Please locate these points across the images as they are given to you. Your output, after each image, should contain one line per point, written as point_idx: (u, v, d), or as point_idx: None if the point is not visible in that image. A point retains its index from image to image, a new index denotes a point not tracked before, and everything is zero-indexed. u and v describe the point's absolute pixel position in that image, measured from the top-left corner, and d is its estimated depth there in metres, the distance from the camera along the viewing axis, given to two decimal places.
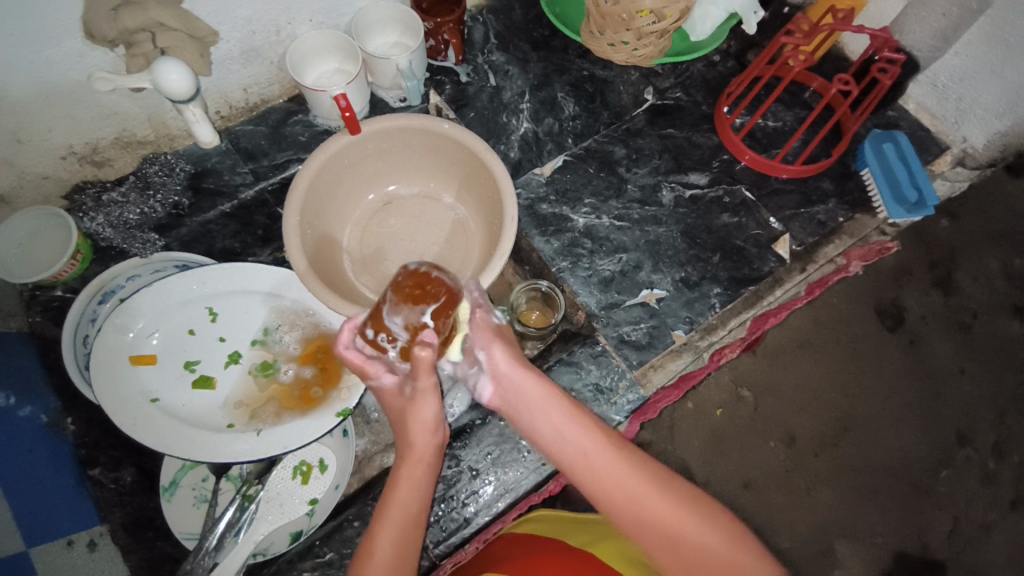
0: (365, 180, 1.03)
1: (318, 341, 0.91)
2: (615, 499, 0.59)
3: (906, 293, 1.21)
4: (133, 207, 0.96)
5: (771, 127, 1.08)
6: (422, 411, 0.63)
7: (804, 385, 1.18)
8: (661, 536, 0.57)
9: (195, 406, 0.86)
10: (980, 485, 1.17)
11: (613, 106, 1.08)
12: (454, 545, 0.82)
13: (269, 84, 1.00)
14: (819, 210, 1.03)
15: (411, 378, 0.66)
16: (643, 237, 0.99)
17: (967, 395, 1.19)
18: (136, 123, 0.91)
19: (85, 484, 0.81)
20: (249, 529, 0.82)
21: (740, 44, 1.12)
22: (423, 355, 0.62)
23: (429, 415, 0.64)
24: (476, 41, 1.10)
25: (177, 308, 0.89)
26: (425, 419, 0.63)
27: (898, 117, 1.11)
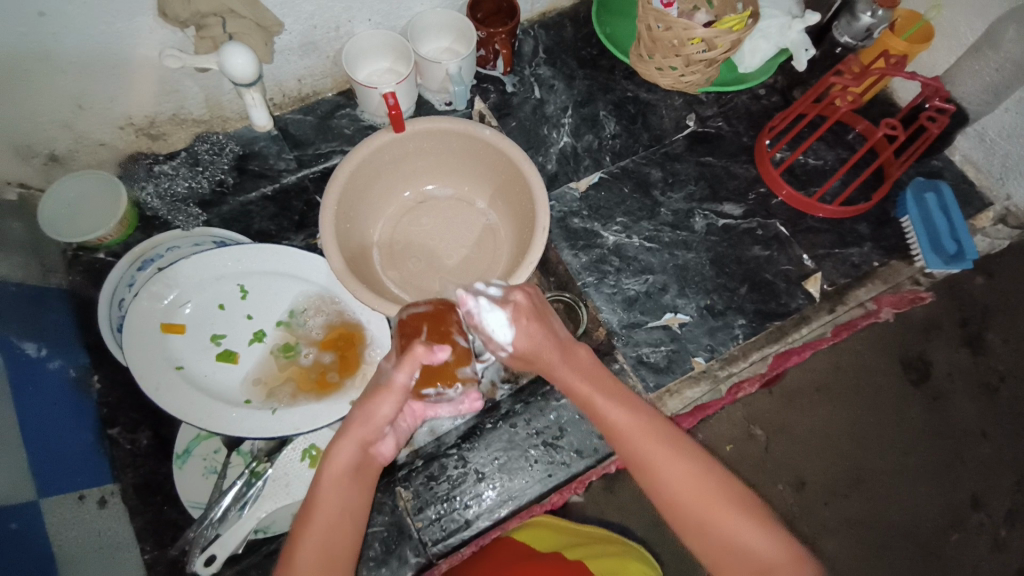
0: (403, 177, 1.06)
1: (340, 329, 0.92)
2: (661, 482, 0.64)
3: (934, 347, 1.18)
4: (181, 181, 0.99)
5: (811, 165, 1.07)
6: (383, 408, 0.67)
7: (819, 428, 1.16)
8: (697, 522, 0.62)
9: (216, 378, 0.88)
10: (992, 553, 1.12)
11: (653, 129, 1.08)
12: (452, 547, 0.81)
13: (322, 77, 1.04)
14: (853, 252, 1.02)
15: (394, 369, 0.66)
16: (672, 261, 0.99)
17: (990, 460, 1.15)
18: (193, 102, 0.95)
19: (103, 442, 0.83)
20: (253, 505, 0.84)
21: (787, 80, 1.12)
22: (416, 350, 0.64)
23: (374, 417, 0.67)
24: (525, 54, 1.12)
25: (211, 283, 0.91)
26: (382, 416, 0.67)
27: (942, 167, 1.09)
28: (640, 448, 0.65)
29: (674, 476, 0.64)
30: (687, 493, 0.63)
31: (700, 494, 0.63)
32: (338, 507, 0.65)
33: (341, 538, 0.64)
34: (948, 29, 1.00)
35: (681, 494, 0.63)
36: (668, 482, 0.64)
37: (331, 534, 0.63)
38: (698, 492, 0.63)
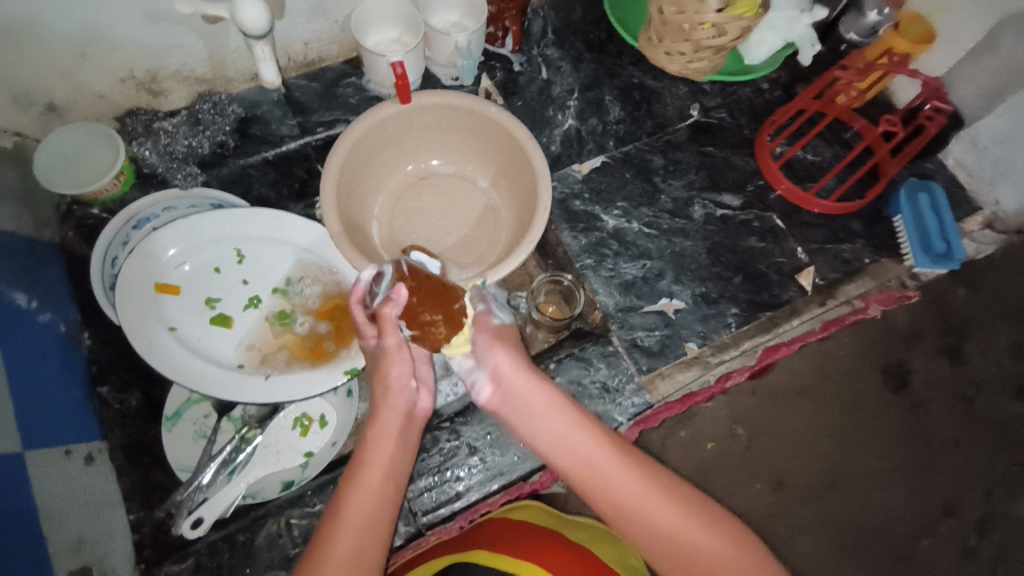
0: (405, 151, 1.06)
1: (337, 299, 0.92)
2: (626, 511, 0.66)
3: (913, 355, 1.22)
4: (181, 139, 0.98)
5: (810, 160, 1.09)
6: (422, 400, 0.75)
7: (801, 430, 1.19)
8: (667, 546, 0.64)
9: (210, 341, 0.87)
10: (961, 560, 1.17)
11: (658, 117, 1.09)
12: (442, 517, 0.82)
13: (329, 43, 1.02)
14: (845, 249, 1.04)
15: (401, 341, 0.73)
16: (669, 248, 1.00)
17: (961, 465, 1.20)
18: (195, 59, 0.93)
19: (92, 400, 0.84)
20: (242, 472, 0.84)
21: (791, 75, 1.13)
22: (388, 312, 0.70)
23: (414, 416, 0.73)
24: (534, 33, 1.12)
25: (207, 245, 0.90)
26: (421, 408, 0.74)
27: (934, 171, 1.12)
28: (612, 486, 0.67)
29: (615, 490, 0.67)
30: (631, 505, 0.66)
31: (643, 503, 0.66)
32: (377, 498, 0.66)
33: (376, 529, 0.64)
34: (948, 33, 1.01)
35: (627, 513, 0.66)
36: (612, 497, 0.67)
37: (366, 528, 0.64)
38: (642, 504, 0.66)
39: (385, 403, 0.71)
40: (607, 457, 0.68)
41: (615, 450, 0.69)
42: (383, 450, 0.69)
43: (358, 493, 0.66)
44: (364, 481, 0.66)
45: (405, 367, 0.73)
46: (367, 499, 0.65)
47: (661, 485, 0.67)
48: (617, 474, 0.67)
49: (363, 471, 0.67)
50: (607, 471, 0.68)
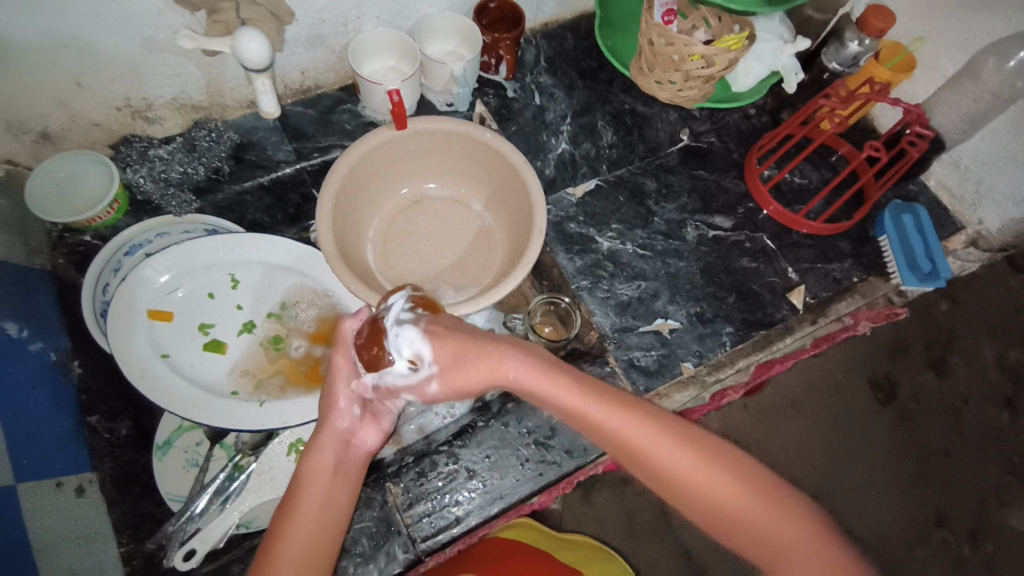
0: (400, 175, 1.07)
1: (333, 323, 0.92)
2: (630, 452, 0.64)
3: (900, 367, 1.23)
4: (177, 166, 0.98)
5: (797, 183, 1.12)
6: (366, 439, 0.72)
7: (792, 445, 1.20)
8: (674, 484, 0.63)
9: (203, 367, 0.86)
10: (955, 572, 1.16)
11: (649, 141, 1.12)
12: (441, 543, 0.80)
13: (326, 71, 1.04)
14: (835, 268, 1.06)
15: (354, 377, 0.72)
16: (664, 269, 1.01)
17: (953, 477, 1.20)
18: (193, 87, 0.94)
19: (82, 429, 0.80)
20: (236, 500, 0.81)
21: (776, 101, 1.17)
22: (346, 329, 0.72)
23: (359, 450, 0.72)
24: (527, 61, 1.15)
25: (202, 271, 0.90)
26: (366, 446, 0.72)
27: (918, 192, 1.15)
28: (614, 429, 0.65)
29: (639, 446, 0.64)
30: (658, 459, 0.63)
31: (670, 458, 0.63)
32: (320, 517, 0.66)
33: (320, 545, 0.64)
34: (929, 61, 1.06)
35: (633, 453, 0.64)
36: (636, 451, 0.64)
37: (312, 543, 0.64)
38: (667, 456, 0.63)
39: (326, 427, 0.70)
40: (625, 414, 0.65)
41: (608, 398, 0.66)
42: (319, 484, 0.67)
43: (290, 525, 0.65)
44: (297, 514, 0.65)
45: (346, 385, 0.71)
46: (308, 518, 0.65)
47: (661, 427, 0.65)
48: (637, 429, 0.64)
49: (298, 505, 0.66)
50: (627, 427, 0.64)
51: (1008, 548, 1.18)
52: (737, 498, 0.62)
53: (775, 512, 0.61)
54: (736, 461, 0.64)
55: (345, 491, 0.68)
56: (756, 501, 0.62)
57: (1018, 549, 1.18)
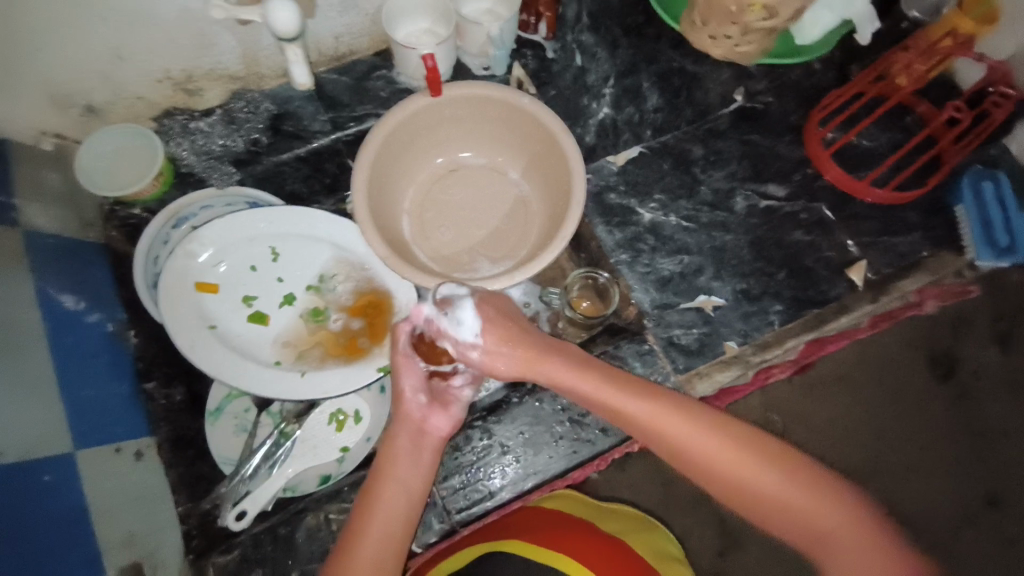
0: (435, 144, 1.04)
1: (370, 296, 0.93)
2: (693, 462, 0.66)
3: (963, 341, 1.15)
4: (216, 139, 0.99)
5: (863, 147, 1.02)
6: (437, 424, 0.73)
7: (836, 420, 1.14)
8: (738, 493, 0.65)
9: (248, 338, 0.89)
10: (1002, 551, 1.09)
11: (698, 103, 1.04)
12: (476, 515, 0.82)
13: (359, 35, 1.01)
14: (900, 242, 0.97)
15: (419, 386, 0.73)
16: (709, 243, 0.96)
17: (1013, 457, 1.12)
18: (229, 57, 0.93)
19: (139, 395, 0.86)
20: (282, 464, 0.85)
21: (845, 55, 1.06)
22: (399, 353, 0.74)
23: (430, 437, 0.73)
24: (568, 19, 1.07)
25: (244, 243, 0.92)
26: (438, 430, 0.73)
27: (999, 157, 1.04)
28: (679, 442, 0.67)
29: (672, 440, 0.67)
30: (693, 450, 0.66)
31: (733, 464, 0.65)
32: (394, 516, 0.68)
33: (394, 541, 0.67)
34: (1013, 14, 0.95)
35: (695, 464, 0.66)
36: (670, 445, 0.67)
37: (383, 540, 0.67)
38: (702, 447, 0.66)
39: (399, 418, 0.73)
40: (657, 408, 0.68)
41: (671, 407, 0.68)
42: (393, 479, 0.69)
43: (375, 509, 0.68)
44: (379, 497, 0.68)
45: (415, 377, 0.73)
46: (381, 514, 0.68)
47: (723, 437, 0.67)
48: (670, 424, 0.67)
49: (372, 504, 0.68)
50: (660, 420, 0.68)
51: None
52: (772, 484, 0.64)
53: (813, 498, 0.63)
54: (770, 449, 0.66)
55: (419, 477, 0.70)
56: (791, 486, 0.64)
57: None
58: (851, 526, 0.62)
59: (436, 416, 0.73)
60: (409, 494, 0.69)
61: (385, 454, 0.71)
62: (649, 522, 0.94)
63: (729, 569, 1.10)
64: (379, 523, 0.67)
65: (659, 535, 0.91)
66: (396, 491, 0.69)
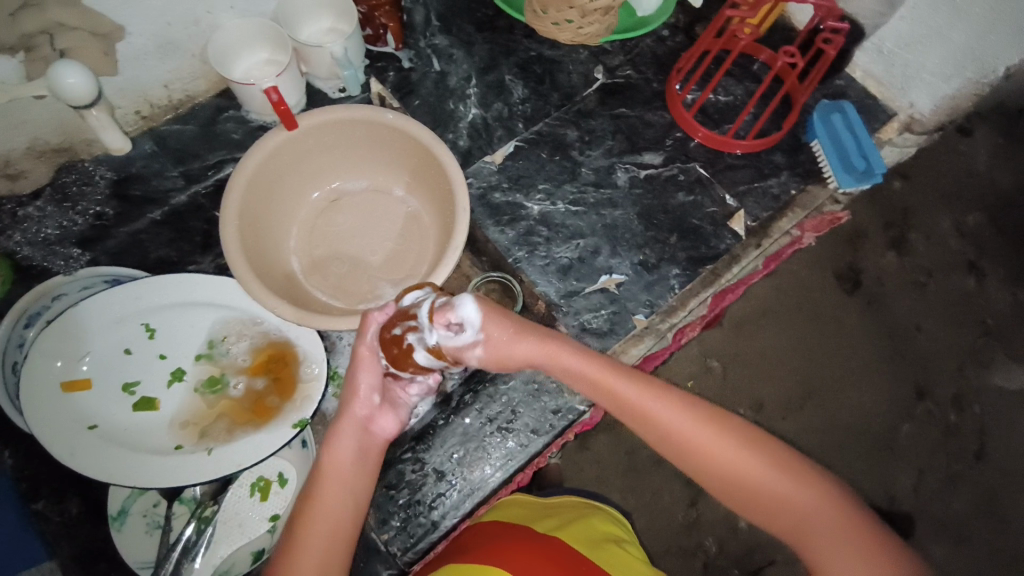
0: (308, 176, 0.99)
1: (268, 351, 0.87)
2: (670, 440, 0.68)
3: (863, 253, 1.24)
4: (50, 222, 0.89)
5: (722, 102, 1.06)
6: (385, 425, 0.73)
7: (770, 350, 1.21)
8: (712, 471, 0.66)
9: (139, 429, 0.81)
10: (946, 440, 1.19)
11: (563, 87, 1.05)
12: (423, 551, 0.80)
13: (192, 79, 0.94)
14: (772, 184, 1.02)
15: (375, 388, 0.72)
16: (600, 222, 0.97)
17: (926, 350, 1.22)
18: (46, 129, 0.84)
19: (30, 519, 0.79)
20: (208, 551, 0.80)
21: (688, 17, 1.10)
22: (362, 348, 0.73)
23: (376, 437, 0.72)
24: (417, 24, 1.05)
25: (110, 327, 0.83)
26: (385, 432, 0.73)
27: (846, 86, 1.11)
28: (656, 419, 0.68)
29: (671, 430, 0.68)
30: (679, 436, 0.67)
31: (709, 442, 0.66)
32: (340, 514, 0.66)
33: (341, 538, 0.65)
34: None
35: (674, 440, 0.68)
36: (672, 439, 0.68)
37: (329, 539, 0.64)
38: (705, 443, 0.66)
39: (347, 416, 0.71)
40: (666, 403, 0.69)
41: (648, 386, 0.70)
42: (336, 477, 0.67)
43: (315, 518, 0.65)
44: (322, 502, 0.66)
45: (375, 376, 0.73)
46: (327, 512, 0.66)
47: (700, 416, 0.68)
48: (659, 410, 0.68)
49: (319, 501, 0.66)
50: (666, 417, 0.68)
51: (992, 405, 1.21)
52: (763, 476, 0.65)
53: (803, 492, 0.64)
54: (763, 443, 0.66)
55: (364, 483, 0.69)
56: (785, 480, 0.64)
57: (1002, 406, 1.21)
58: (842, 523, 0.62)
59: (386, 415, 0.73)
60: (354, 499, 0.67)
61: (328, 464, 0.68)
62: (597, 508, 0.91)
63: (702, 518, 1.15)
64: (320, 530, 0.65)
65: (601, 514, 0.90)
66: (336, 495, 0.67)
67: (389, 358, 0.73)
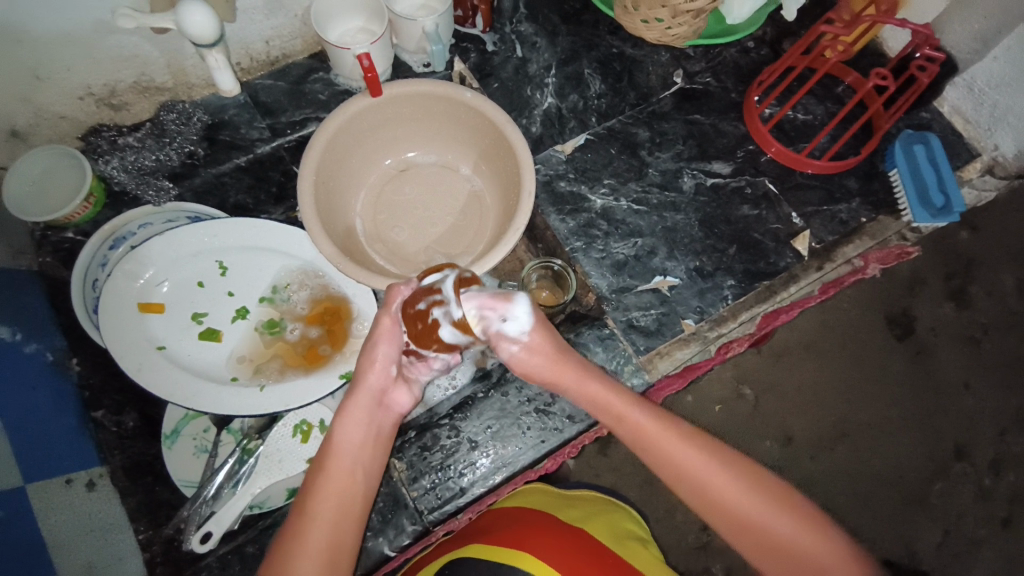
0: (383, 144, 1.02)
1: (326, 303, 0.91)
2: (671, 465, 0.66)
3: (918, 301, 1.19)
4: (148, 153, 0.95)
5: (800, 120, 1.05)
6: (399, 398, 0.74)
7: (806, 386, 1.18)
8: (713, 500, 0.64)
9: (201, 357, 0.86)
10: (976, 502, 1.15)
11: (640, 87, 1.05)
12: (449, 513, 0.82)
13: (291, 38, 0.98)
14: (842, 209, 1.01)
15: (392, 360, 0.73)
16: (660, 223, 0.98)
17: (973, 409, 1.18)
18: (155, 68, 0.90)
19: (87, 425, 0.82)
20: (247, 482, 0.84)
21: (776, 31, 1.09)
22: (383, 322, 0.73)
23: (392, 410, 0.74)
24: (505, 10, 1.07)
25: (188, 259, 0.89)
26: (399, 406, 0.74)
27: (930, 119, 1.08)
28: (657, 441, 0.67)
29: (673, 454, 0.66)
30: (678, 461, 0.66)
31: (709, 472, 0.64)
32: (350, 481, 0.67)
33: (354, 508, 0.66)
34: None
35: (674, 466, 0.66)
36: (689, 479, 0.65)
37: (341, 508, 0.65)
38: (708, 473, 0.64)
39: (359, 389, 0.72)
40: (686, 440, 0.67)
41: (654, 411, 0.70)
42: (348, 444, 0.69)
43: (325, 486, 0.66)
44: (334, 471, 0.67)
45: (394, 348, 0.73)
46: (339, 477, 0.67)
47: (701, 445, 0.66)
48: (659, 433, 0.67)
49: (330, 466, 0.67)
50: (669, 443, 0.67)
51: None
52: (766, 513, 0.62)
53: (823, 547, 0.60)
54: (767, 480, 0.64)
55: (377, 453, 0.70)
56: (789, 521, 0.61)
57: None
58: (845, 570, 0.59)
59: (399, 389, 0.74)
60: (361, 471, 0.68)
61: (340, 438, 0.69)
62: (616, 504, 0.93)
63: (714, 542, 1.14)
64: (332, 499, 0.66)
65: (621, 512, 0.92)
66: (350, 467, 0.68)
67: (409, 333, 0.72)
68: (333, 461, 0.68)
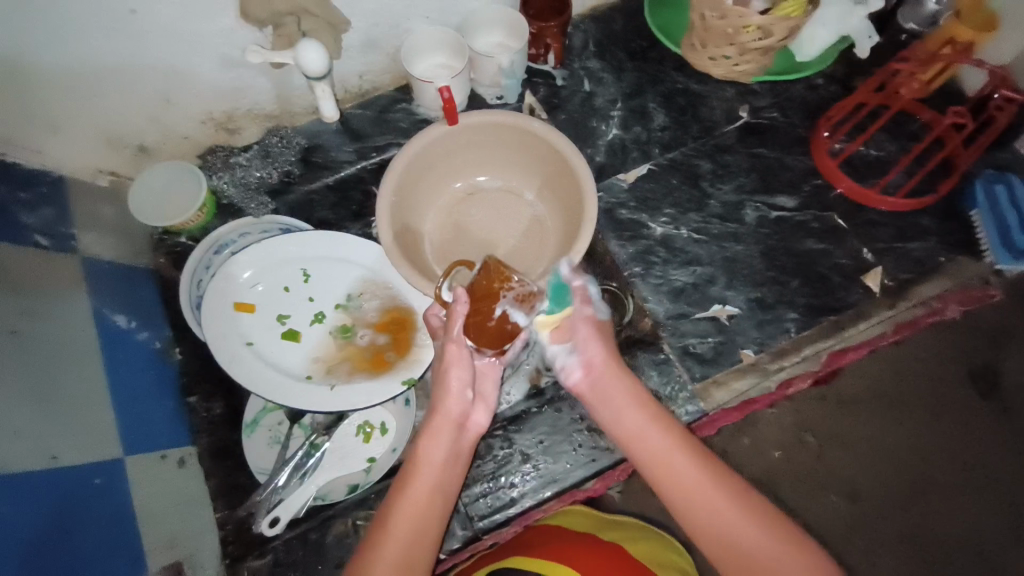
0: (454, 169, 1.10)
1: (393, 312, 0.98)
2: (693, 505, 0.67)
3: (1005, 356, 1.12)
4: (254, 171, 1.08)
5: (872, 156, 1.03)
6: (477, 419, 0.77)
7: (874, 442, 1.11)
8: (725, 542, 0.65)
9: (281, 354, 0.95)
10: None
11: (704, 121, 1.08)
12: (497, 523, 0.84)
13: (381, 72, 1.09)
14: (915, 247, 0.98)
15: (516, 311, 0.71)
16: (720, 253, 0.98)
17: None
18: (264, 97, 1.03)
19: (183, 408, 0.93)
20: (313, 474, 0.91)
21: (847, 68, 1.09)
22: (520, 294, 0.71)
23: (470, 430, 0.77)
24: (575, 47, 1.14)
25: (277, 266, 0.98)
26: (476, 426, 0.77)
27: (1010, 162, 1.03)
28: (681, 477, 0.68)
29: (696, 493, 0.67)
30: (698, 501, 0.67)
31: (727, 513, 0.66)
32: (428, 500, 0.71)
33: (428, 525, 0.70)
34: (1014, 19, 0.96)
35: (695, 505, 0.67)
36: (685, 500, 0.68)
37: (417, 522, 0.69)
38: (725, 516, 0.66)
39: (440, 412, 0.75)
40: (692, 466, 0.69)
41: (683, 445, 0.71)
42: (430, 462, 0.72)
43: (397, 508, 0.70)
44: (415, 490, 0.71)
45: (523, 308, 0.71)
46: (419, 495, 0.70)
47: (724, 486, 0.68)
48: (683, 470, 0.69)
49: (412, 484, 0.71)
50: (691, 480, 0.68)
51: None
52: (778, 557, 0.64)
53: None
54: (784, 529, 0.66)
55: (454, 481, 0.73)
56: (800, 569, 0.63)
57: None
58: None
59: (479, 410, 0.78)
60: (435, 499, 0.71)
61: (418, 460, 0.72)
62: (655, 534, 0.93)
63: None
64: (408, 522, 0.69)
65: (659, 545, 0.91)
66: (428, 486, 0.71)
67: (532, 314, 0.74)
68: (409, 484, 0.71)
